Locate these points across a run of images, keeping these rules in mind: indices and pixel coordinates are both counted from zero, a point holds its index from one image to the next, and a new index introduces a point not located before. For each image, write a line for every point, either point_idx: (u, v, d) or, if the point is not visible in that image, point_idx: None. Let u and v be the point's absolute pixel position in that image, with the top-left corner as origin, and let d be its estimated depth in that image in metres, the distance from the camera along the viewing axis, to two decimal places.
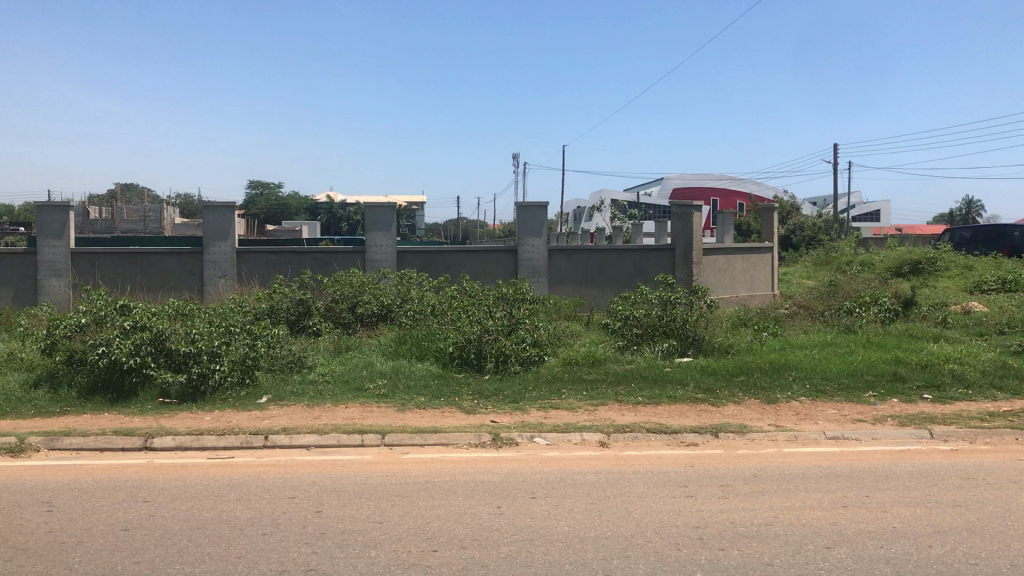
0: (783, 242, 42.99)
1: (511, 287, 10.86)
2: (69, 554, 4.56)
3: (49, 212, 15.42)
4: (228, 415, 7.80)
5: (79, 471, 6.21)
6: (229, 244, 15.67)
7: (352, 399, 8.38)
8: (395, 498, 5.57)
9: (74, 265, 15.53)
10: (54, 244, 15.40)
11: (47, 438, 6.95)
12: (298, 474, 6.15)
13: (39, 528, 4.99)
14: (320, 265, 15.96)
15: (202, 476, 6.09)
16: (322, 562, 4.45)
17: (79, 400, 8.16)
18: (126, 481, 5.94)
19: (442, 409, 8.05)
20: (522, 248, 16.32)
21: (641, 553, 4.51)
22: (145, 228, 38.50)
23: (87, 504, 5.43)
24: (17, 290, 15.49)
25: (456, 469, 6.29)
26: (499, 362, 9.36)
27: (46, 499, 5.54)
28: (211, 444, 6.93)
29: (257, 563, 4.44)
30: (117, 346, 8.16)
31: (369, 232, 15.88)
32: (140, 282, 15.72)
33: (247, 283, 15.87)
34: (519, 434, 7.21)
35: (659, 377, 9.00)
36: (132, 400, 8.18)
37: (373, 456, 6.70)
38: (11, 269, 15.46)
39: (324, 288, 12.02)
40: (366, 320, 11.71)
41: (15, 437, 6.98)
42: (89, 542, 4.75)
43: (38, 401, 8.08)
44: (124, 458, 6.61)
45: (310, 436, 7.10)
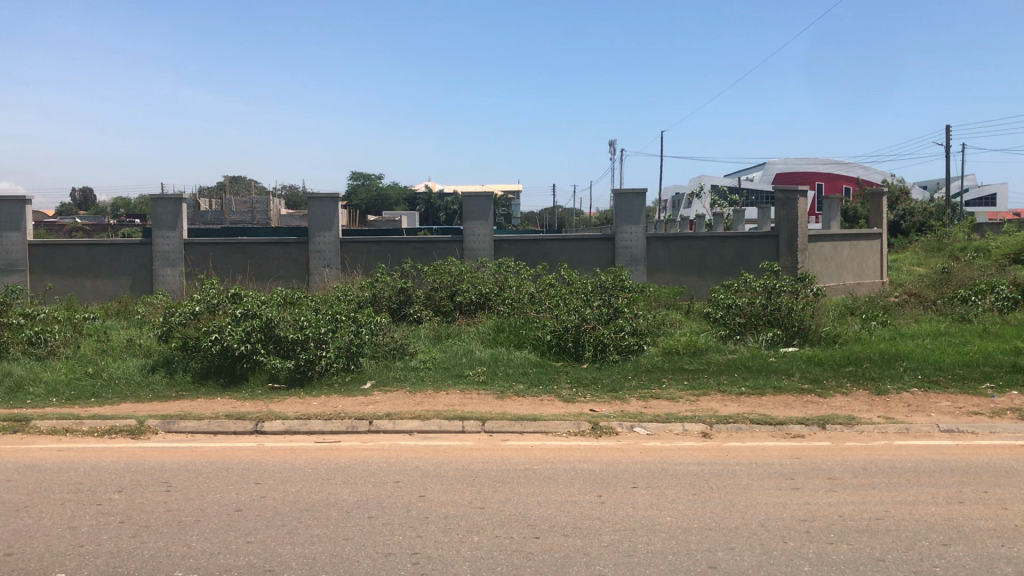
0: (891, 229, 41.57)
1: (611, 274, 10.80)
2: (188, 532, 4.76)
3: (163, 204, 16.02)
4: (334, 400, 8.01)
5: (193, 453, 6.45)
6: (333, 234, 15.99)
7: (453, 386, 8.48)
8: (496, 485, 5.61)
9: (188, 254, 16.14)
10: (167, 235, 16.04)
11: (165, 421, 7.25)
12: (401, 458, 6.27)
13: (159, 506, 5.22)
14: (420, 254, 16.18)
15: (310, 459, 6.26)
16: (427, 546, 4.52)
17: (193, 384, 8.48)
18: (237, 464, 6.16)
19: (541, 397, 8.08)
20: (620, 236, 16.20)
21: (747, 546, 4.43)
22: (254, 219, 39.77)
23: (202, 485, 5.65)
24: (136, 279, 16.23)
25: (556, 457, 6.29)
26: (598, 350, 9.29)
27: (164, 479, 5.78)
28: (318, 428, 7.12)
29: (364, 545, 4.55)
30: (229, 333, 8.44)
31: (467, 221, 16.00)
32: (250, 271, 16.24)
33: (350, 271, 16.21)
34: (620, 424, 7.16)
35: (762, 366, 8.83)
36: (244, 385, 8.46)
37: (474, 442, 6.77)
38: (130, 259, 16.21)
39: (424, 276, 12.17)
40: (465, 308, 11.80)
41: (135, 420, 7.32)
42: (205, 521, 4.94)
43: (156, 385, 8.42)
44: (236, 440, 6.83)
45: (413, 422, 7.21)
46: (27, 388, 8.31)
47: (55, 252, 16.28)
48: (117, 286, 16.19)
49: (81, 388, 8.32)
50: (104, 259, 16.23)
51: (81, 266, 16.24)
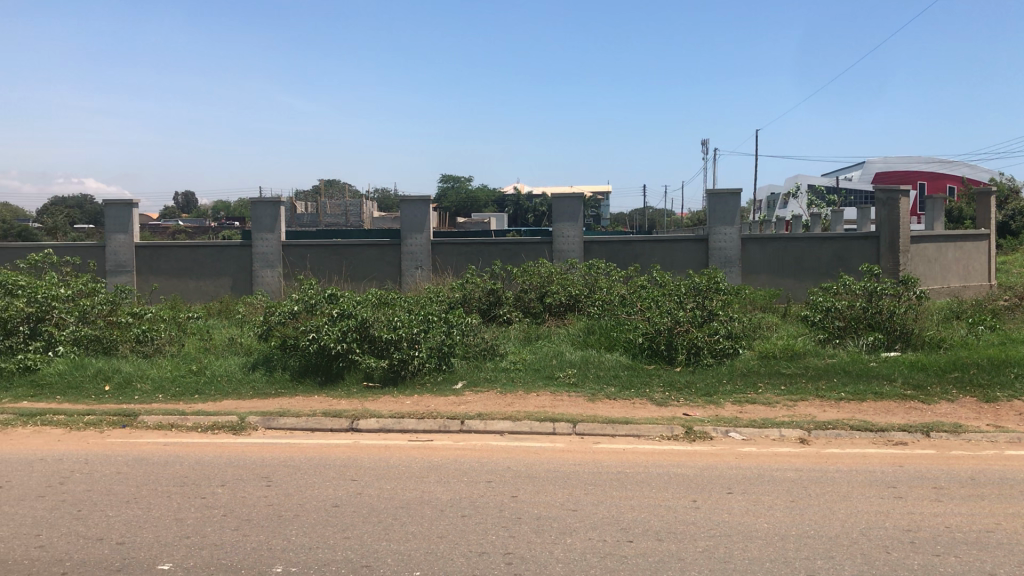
0: (999, 230, 39.88)
1: (704, 276, 10.65)
2: (287, 526, 4.88)
3: (263, 207, 16.47)
4: (427, 399, 8.10)
5: (292, 449, 6.61)
6: (425, 236, 16.18)
7: (545, 388, 8.48)
8: (589, 487, 5.59)
9: (285, 256, 16.56)
10: (266, 237, 16.48)
11: (265, 418, 7.45)
12: (494, 459, 6.30)
13: (260, 501, 5.36)
14: (511, 256, 16.24)
15: (404, 458, 6.35)
16: (520, 546, 4.53)
17: (291, 382, 8.69)
18: (333, 460, 6.28)
19: (633, 400, 8.01)
20: (714, 237, 15.96)
21: (847, 555, 4.31)
22: (347, 222, 40.52)
23: (301, 480, 5.78)
24: (236, 280, 16.75)
25: (649, 461, 6.23)
26: (692, 354, 9.16)
27: (264, 474, 5.94)
28: (411, 426, 7.21)
29: (458, 544, 4.58)
30: (326, 333, 8.64)
31: (557, 223, 16.00)
32: (344, 273, 16.57)
33: (442, 273, 16.38)
34: (714, 428, 7.05)
35: (862, 371, 8.58)
36: (340, 383, 8.63)
37: (565, 444, 6.76)
38: (231, 260, 16.73)
39: (514, 278, 12.21)
40: (555, 310, 11.79)
41: (237, 416, 7.54)
42: (304, 516, 5.06)
43: (257, 382, 8.66)
44: (332, 438, 6.98)
45: (504, 423, 7.23)
46: (135, 384, 8.66)
47: (160, 253, 16.91)
48: (219, 286, 16.73)
49: (186, 385, 8.62)
50: (206, 260, 16.79)
51: (185, 266, 16.83)
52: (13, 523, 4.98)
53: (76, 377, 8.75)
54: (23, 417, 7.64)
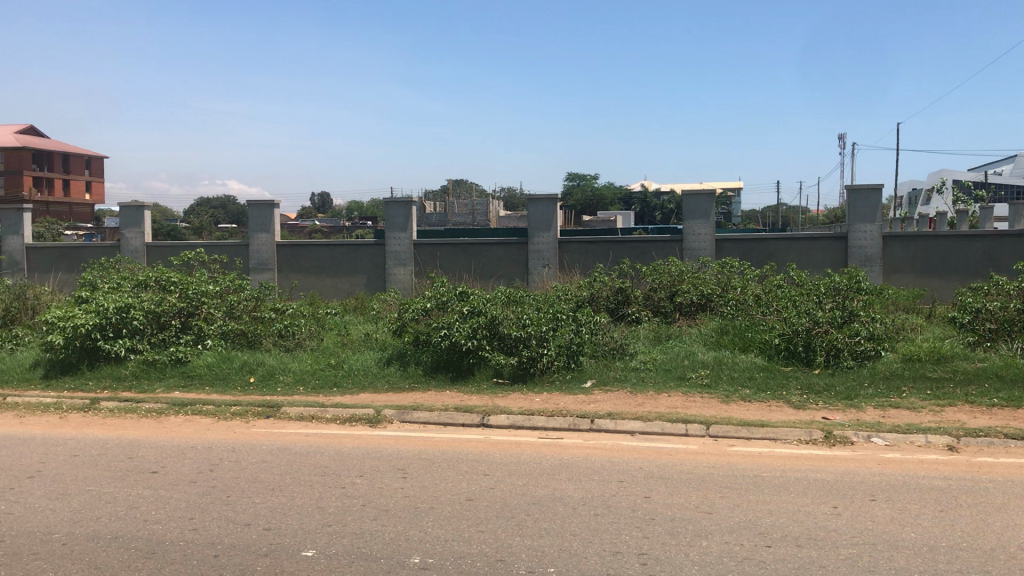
0: None
1: (843, 275, 10.28)
2: (424, 518, 4.98)
3: (395, 207, 16.88)
4: (556, 397, 8.13)
5: (426, 443, 6.74)
6: (553, 234, 16.22)
7: (676, 388, 8.37)
8: (724, 490, 5.48)
9: (417, 254, 16.92)
10: (398, 236, 16.89)
11: (399, 412, 7.63)
12: (625, 459, 6.26)
13: (397, 492, 5.49)
14: (639, 254, 16.11)
15: (536, 454, 6.38)
16: (654, 547, 4.49)
17: (424, 376, 8.87)
18: (466, 455, 6.37)
19: (768, 403, 7.81)
20: (853, 235, 15.42)
21: (1004, 570, 4.07)
22: (475, 221, 41.00)
23: (435, 474, 5.89)
24: (371, 279, 17.23)
25: (787, 465, 6.05)
26: (830, 355, 8.86)
27: (400, 466, 6.08)
28: (542, 424, 7.24)
29: (592, 542, 4.57)
30: (457, 329, 8.80)
31: (688, 221, 15.78)
32: (474, 271, 16.80)
33: (570, 271, 16.38)
34: (855, 433, 6.79)
35: (1018, 377, 8.09)
36: (471, 380, 8.76)
37: (698, 445, 6.65)
38: (365, 259, 17.22)
39: (643, 276, 12.12)
40: (685, 309, 11.61)
41: (373, 409, 7.76)
42: (439, 508, 5.15)
43: (391, 376, 8.88)
44: (465, 433, 7.08)
45: (635, 422, 7.18)
46: (278, 377, 9.02)
47: (298, 252, 17.57)
48: (353, 284, 17.27)
49: (324, 378, 8.93)
50: (342, 258, 17.34)
51: (322, 265, 17.44)
52: (168, 506, 5.26)
53: (222, 368, 9.19)
54: (176, 406, 8.08)
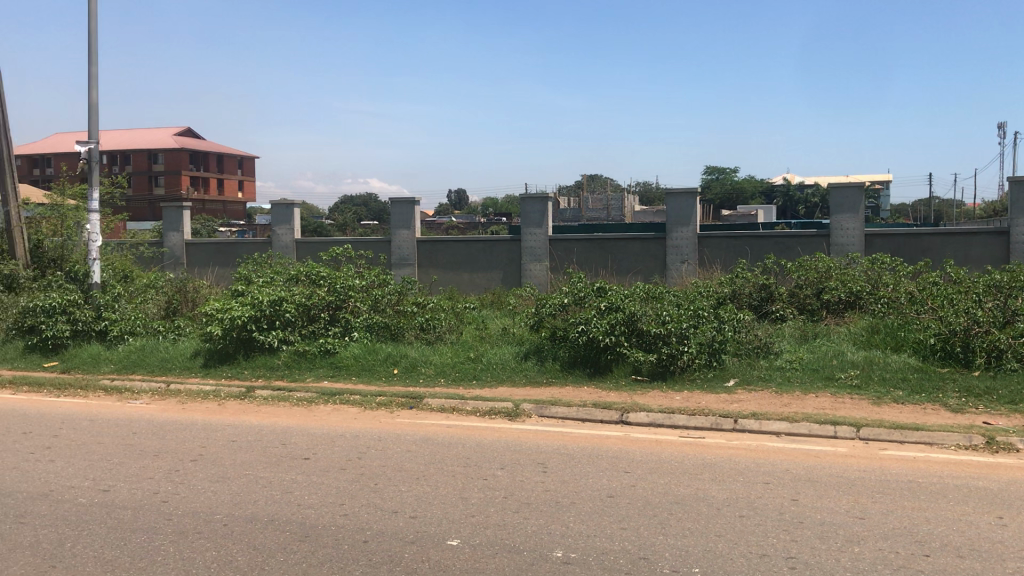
0: None
1: (1007, 272, 9.68)
2: (565, 513, 4.99)
3: (532, 202, 16.99)
4: (697, 396, 8.00)
5: (566, 438, 6.76)
6: (692, 229, 15.96)
7: (823, 389, 8.09)
8: (877, 495, 5.26)
9: (553, 250, 17.00)
10: (535, 231, 17.01)
11: (538, 406, 7.68)
12: (771, 460, 6.09)
13: (538, 486, 5.52)
14: (782, 250, 15.65)
15: (677, 453, 6.30)
16: (803, 552, 4.35)
17: (562, 372, 8.90)
18: (607, 451, 6.35)
19: (923, 406, 7.45)
20: (1016, 229, 14.49)
21: None
22: (610, 215, 40.79)
23: (576, 469, 5.89)
24: (507, 273, 17.43)
25: (946, 472, 5.75)
26: (992, 357, 8.37)
27: (541, 460, 6.11)
28: (682, 422, 7.15)
29: (738, 544, 4.48)
30: (595, 325, 8.79)
31: (834, 215, 15.22)
32: (611, 267, 16.73)
33: (710, 267, 16.08)
34: (1021, 440, 6.39)
35: None
36: (609, 376, 8.72)
37: (848, 448, 6.40)
38: (501, 254, 17.44)
39: (788, 273, 11.77)
40: (833, 307, 11.19)
41: (512, 403, 7.84)
42: (580, 504, 5.15)
43: (529, 371, 8.94)
44: (604, 429, 7.06)
45: (781, 423, 6.98)
46: (419, 369, 9.24)
47: (437, 247, 17.96)
48: (490, 279, 17.54)
49: (464, 371, 9.08)
50: (479, 253, 17.60)
51: (459, 260, 17.77)
52: (319, 491, 5.47)
53: (368, 360, 9.48)
54: (323, 395, 8.39)
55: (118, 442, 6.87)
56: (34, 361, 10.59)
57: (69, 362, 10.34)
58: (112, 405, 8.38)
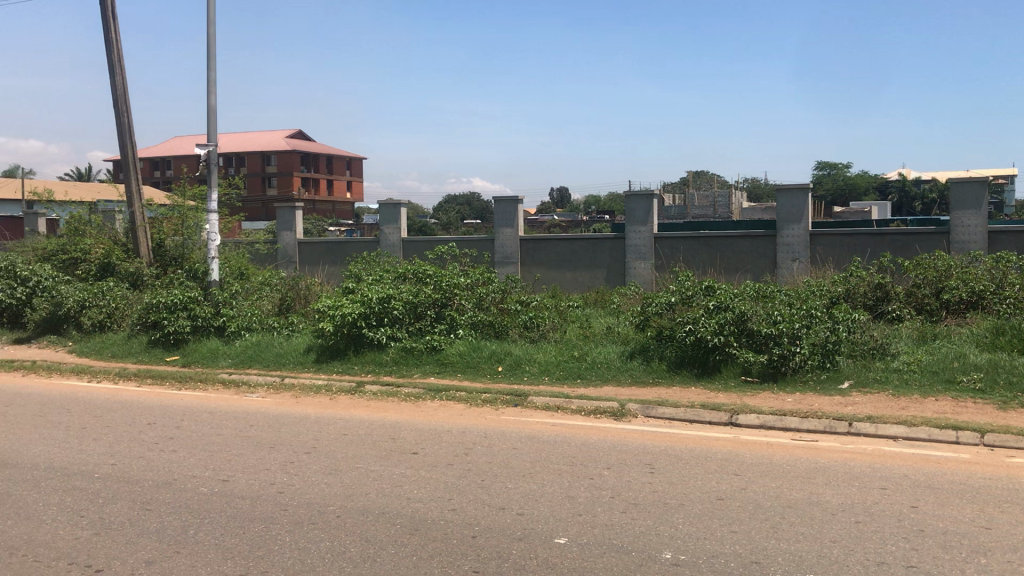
0: None
1: None
2: (674, 514, 4.93)
3: (637, 200, 16.85)
4: (809, 398, 7.79)
5: (673, 439, 6.68)
6: (803, 227, 15.55)
7: (944, 392, 7.76)
8: (1004, 505, 5.01)
9: (658, 248, 16.83)
10: (640, 229, 16.86)
11: (644, 406, 7.62)
12: (888, 465, 5.88)
13: (645, 486, 5.47)
14: (899, 248, 15.08)
15: (788, 456, 6.14)
16: (924, 561, 4.18)
17: (669, 371, 8.79)
18: (715, 453, 6.24)
19: None
20: None
21: None
22: (716, 213, 40.09)
23: (684, 470, 5.81)
24: (612, 271, 17.35)
25: None
26: None
27: (647, 461, 6.05)
28: (794, 425, 6.97)
29: (854, 551, 4.34)
30: (703, 325, 8.66)
31: (955, 211, 14.58)
32: (718, 265, 16.45)
33: (821, 265, 15.63)
34: None
35: None
36: (717, 376, 8.58)
37: (971, 455, 6.12)
38: (605, 252, 17.37)
39: (905, 271, 11.34)
40: (954, 307, 10.75)
41: (618, 402, 7.79)
42: (688, 505, 5.08)
43: (635, 370, 8.87)
44: (713, 430, 6.94)
45: (898, 427, 6.73)
46: (525, 366, 9.27)
47: (540, 246, 18.03)
48: (594, 278, 17.50)
49: (570, 369, 9.08)
50: (583, 251, 17.58)
51: (563, 258, 17.78)
52: (428, 485, 5.56)
53: (473, 357, 9.56)
54: (431, 391, 8.51)
55: (236, 434, 7.14)
56: (157, 355, 11.07)
57: (189, 356, 10.79)
58: (230, 399, 8.71)
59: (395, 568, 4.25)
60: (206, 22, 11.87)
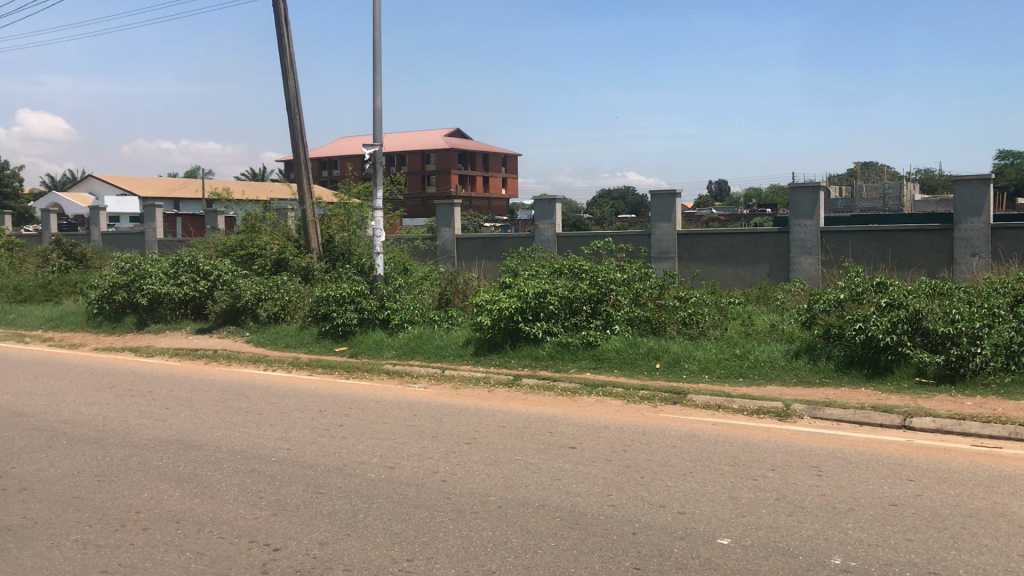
0: None
1: None
2: (843, 519, 4.75)
3: (802, 193, 16.28)
4: (993, 402, 7.32)
5: (841, 441, 6.42)
6: (984, 220, 14.59)
7: None
8: None
9: (824, 243, 16.24)
10: (805, 223, 16.31)
11: (810, 407, 7.36)
12: None
13: (812, 489, 5.29)
14: None
15: (969, 463, 5.79)
16: None
17: (836, 372, 8.46)
18: (888, 457, 5.96)
19: None
20: None
21: None
22: (886, 206, 38.20)
23: (853, 474, 5.58)
24: (774, 267, 16.87)
25: None
26: None
27: (814, 463, 5.85)
28: (975, 430, 6.56)
29: None
30: (874, 323, 8.28)
31: None
32: (889, 260, 15.69)
33: (1005, 261, 14.62)
34: None
35: None
36: (888, 377, 8.18)
37: None
38: (768, 247, 16.90)
39: None
40: None
41: (782, 402, 7.57)
42: (859, 511, 4.87)
43: (800, 369, 8.58)
44: (885, 434, 6.63)
45: None
46: (684, 364, 9.13)
47: (700, 240, 17.74)
48: (756, 273, 17.07)
49: (731, 367, 8.88)
50: (744, 247, 17.17)
51: (724, 254, 17.44)
52: (587, 480, 5.57)
53: (630, 353, 9.49)
54: (588, 387, 8.53)
55: (401, 423, 7.39)
56: (327, 346, 11.60)
57: (356, 347, 11.25)
58: (394, 389, 9.02)
59: (555, 561, 4.29)
60: (373, 25, 12.30)
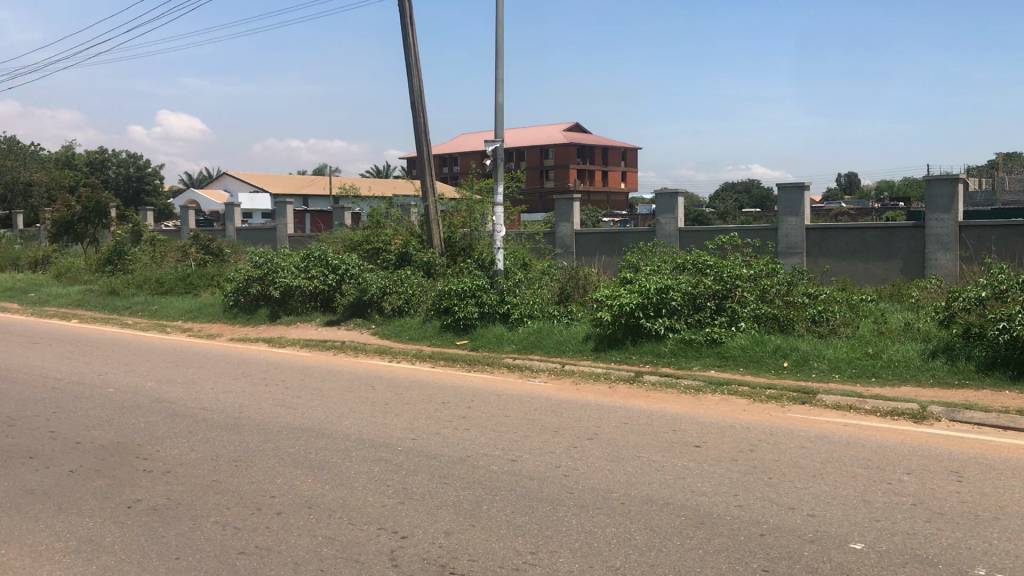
0: None
1: None
2: (987, 528, 4.52)
3: (939, 185, 15.53)
4: None
5: (983, 446, 6.11)
6: None
7: None
8: None
9: (964, 237, 15.47)
10: (942, 217, 15.58)
11: (949, 409, 7.02)
12: None
13: (952, 496, 5.05)
14: None
15: None
16: None
17: (978, 373, 8.05)
18: None
19: None
20: None
21: None
22: None
23: (997, 481, 5.31)
24: (909, 262, 16.21)
25: None
26: None
27: (954, 468, 5.58)
28: None
29: None
30: (1020, 322, 7.83)
31: None
32: None
33: None
34: None
35: None
36: None
37: None
38: (902, 242, 16.23)
39: None
40: None
41: (918, 404, 7.26)
42: (1005, 520, 4.63)
43: (938, 370, 8.21)
44: None
45: None
46: (812, 363, 8.87)
47: (829, 235, 17.18)
48: (889, 269, 16.44)
49: (863, 366, 8.57)
50: (876, 241, 16.55)
51: (854, 249, 16.85)
52: (712, 480, 5.48)
53: (756, 351, 9.28)
54: (713, 385, 8.38)
55: (522, 417, 7.44)
56: (449, 339, 11.79)
57: (478, 341, 11.40)
58: (515, 383, 9.09)
59: (680, 560, 4.24)
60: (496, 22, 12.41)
